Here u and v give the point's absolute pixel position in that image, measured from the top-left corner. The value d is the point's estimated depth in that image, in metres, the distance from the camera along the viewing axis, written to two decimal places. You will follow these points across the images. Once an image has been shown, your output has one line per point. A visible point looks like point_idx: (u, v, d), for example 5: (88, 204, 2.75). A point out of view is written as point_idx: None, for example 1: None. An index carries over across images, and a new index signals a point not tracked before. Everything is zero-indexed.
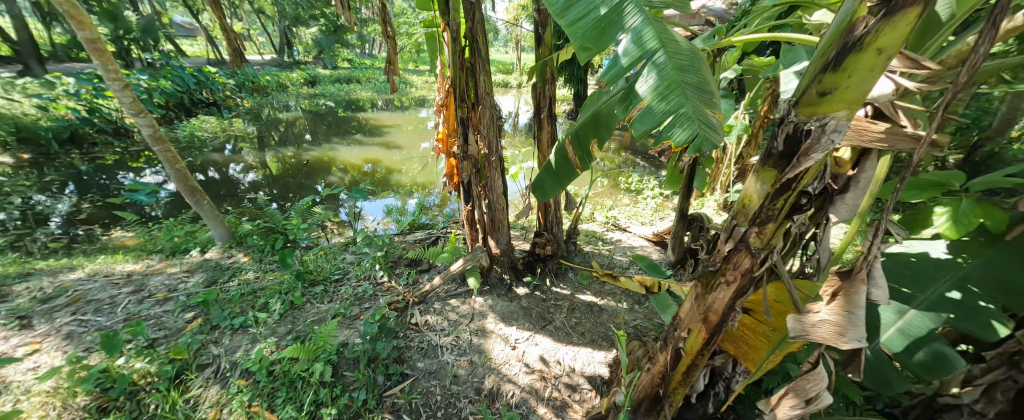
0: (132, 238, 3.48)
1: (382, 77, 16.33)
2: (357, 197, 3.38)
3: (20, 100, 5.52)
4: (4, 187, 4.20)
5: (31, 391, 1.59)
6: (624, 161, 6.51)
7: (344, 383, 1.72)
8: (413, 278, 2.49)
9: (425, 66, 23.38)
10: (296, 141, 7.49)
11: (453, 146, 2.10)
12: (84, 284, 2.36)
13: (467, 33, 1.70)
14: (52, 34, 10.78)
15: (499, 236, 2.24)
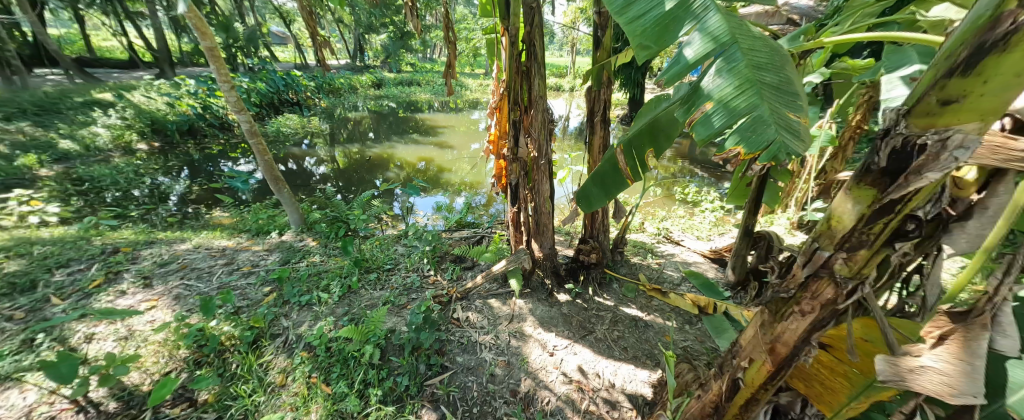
0: (227, 217, 4.02)
1: (441, 80, 17.13)
2: (410, 193, 3.55)
3: (156, 98, 6.66)
4: (139, 168, 5.09)
5: (148, 340, 1.89)
6: (681, 170, 6.13)
7: (390, 367, 1.82)
8: (458, 274, 2.57)
9: (481, 69, 24.09)
10: (361, 139, 8.11)
11: (503, 149, 2.11)
12: (191, 254, 2.77)
13: (525, 37, 1.72)
14: (180, 42, 12.83)
15: (544, 240, 2.22)
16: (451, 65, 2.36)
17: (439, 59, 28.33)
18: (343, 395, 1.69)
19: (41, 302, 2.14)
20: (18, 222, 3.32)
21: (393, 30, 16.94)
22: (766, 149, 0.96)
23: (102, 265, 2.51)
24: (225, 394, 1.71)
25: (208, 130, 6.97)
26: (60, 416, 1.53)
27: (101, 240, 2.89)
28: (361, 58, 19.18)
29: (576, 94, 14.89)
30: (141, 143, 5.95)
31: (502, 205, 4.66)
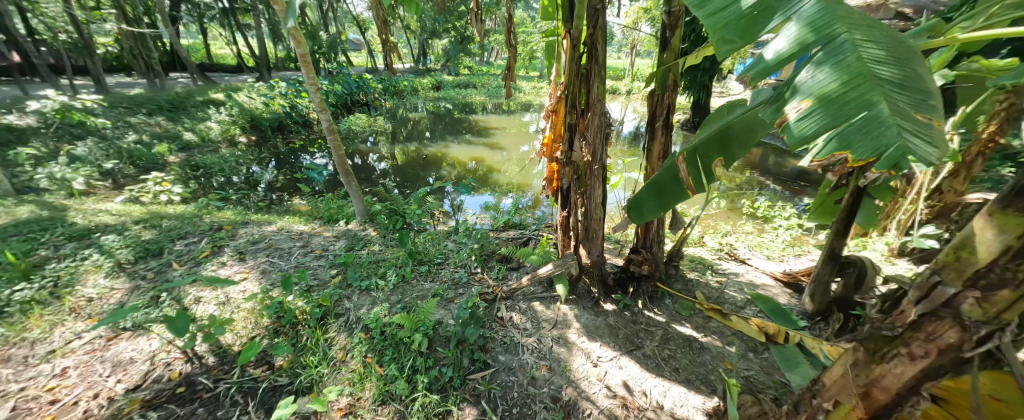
0: (303, 205, 4.50)
1: (496, 82, 17.52)
2: (461, 191, 3.67)
3: (256, 98, 7.68)
4: (239, 159, 5.90)
5: (240, 307, 2.19)
6: (750, 182, 5.59)
7: (436, 357, 1.89)
8: (503, 274, 2.59)
9: (535, 72, 24.18)
10: (418, 138, 8.58)
11: (557, 152, 2.09)
12: (275, 235, 3.15)
13: (587, 39, 1.67)
14: (274, 49, 14.62)
15: (593, 247, 2.15)
16: (511, 68, 2.39)
17: (496, 62, 28.92)
18: (393, 378, 1.79)
19: (165, 267, 2.58)
20: (151, 199, 4.03)
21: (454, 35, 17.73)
22: (884, 152, 0.81)
23: (209, 239, 2.95)
24: (297, 362, 1.90)
25: (293, 127, 7.87)
26: (174, 363, 1.84)
27: (209, 218, 3.40)
28: (424, 62, 20.33)
29: (632, 97, 14.29)
30: (242, 137, 6.90)
31: (549, 208, 4.62)
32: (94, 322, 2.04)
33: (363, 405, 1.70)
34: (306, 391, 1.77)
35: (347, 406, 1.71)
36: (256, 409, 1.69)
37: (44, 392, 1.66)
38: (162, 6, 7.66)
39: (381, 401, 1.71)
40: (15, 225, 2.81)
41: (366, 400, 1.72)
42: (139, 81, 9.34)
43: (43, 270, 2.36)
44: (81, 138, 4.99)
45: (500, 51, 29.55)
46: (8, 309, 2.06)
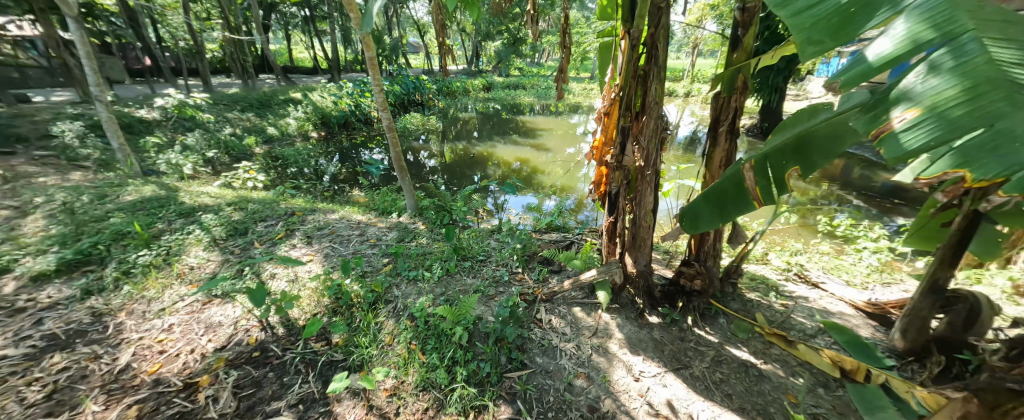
0: (361, 196, 4.86)
1: (546, 83, 17.47)
2: (506, 191, 3.71)
3: (327, 97, 8.44)
4: (310, 152, 6.53)
5: (305, 286, 2.42)
6: (827, 196, 4.99)
7: (475, 351, 1.94)
8: (544, 276, 2.57)
9: (586, 74, 23.73)
10: (466, 137, 8.83)
11: (607, 155, 2.01)
12: (337, 222, 3.43)
13: (647, 39, 1.59)
14: (343, 53, 15.92)
15: (640, 256, 2.04)
16: (563, 70, 2.34)
17: (547, 64, 28.84)
18: (434, 366, 1.86)
19: (248, 244, 2.93)
20: (239, 184, 4.60)
21: (507, 36, 18.03)
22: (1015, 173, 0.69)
23: (284, 223, 3.30)
24: (350, 341, 2.06)
25: (357, 124, 8.52)
26: (252, 330, 2.08)
27: (284, 204, 3.81)
28: (476, 63, 20.88)
29: (690, 100, 13.46)
30: (314, 132, 7.61)
31: (592, 213, 4.49)
32: (194, 287, 2.39)
33: (406, 389, 1.78)
34: (357, 369, 1.91)
35: (392, 388, 1.80)
36: (315, 379, 1.85)
37: (155, 343, 1.97)
38: (258, 16, 8.70)
39: (423, 388, 1.78)
40: (141, 201, 3.38)
41: (409, 384, 1.80)
42: (235, 82, 10.72)
43: (159, 241, 2.80)
44: (191, 131, 5.84)
45: (552, 53, 29.41)
46: (135, 269, 2.49)
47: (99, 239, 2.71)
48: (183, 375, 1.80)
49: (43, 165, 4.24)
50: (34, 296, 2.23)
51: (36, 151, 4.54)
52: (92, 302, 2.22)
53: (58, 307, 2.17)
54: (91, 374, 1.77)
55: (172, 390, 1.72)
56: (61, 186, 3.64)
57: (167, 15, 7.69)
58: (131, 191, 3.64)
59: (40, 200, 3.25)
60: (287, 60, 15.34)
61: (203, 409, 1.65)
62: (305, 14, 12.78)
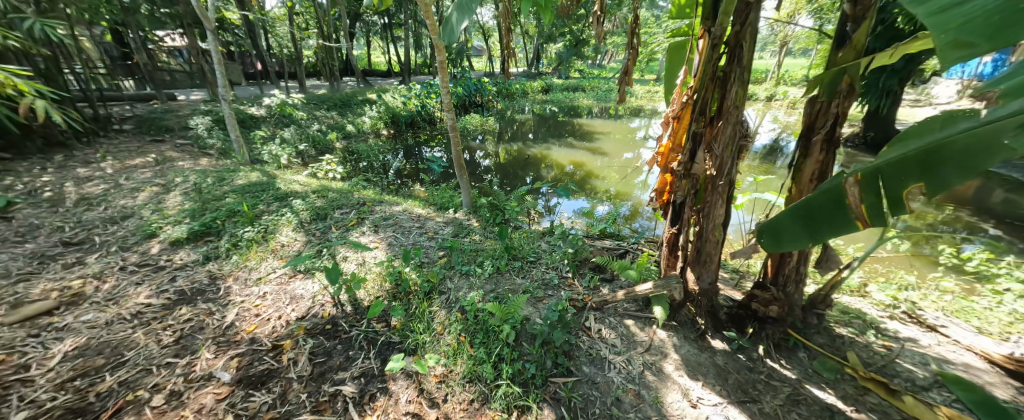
0: (422, 191, 5.18)
1: (606, 86, 16.97)
2: (560, 194, 3.68)
3: (399, 97, 9.12)
4: (380, 148, 7.11)
5: (371, 271, 2.65)
6: (953, 222, 4.14)
7: (522, 351, 1.95)
8: (595, 283, 2.50)
9: (651, 75, 22.58)
10: (522, 139, 8.92)
11: (672, 163, 1.88)
12: (400, 214, 3.69)
13: (731, 38, 1.47)
14: (413, 56, 17.06)
15: (704, 273, 1.90)
16: (627, 73, 2.21)
17: (609, 65, 27.99)
18: (481, 361, 1.92)
19: (326, 229, 3.29)
20: (321, 175, 5.18)
21: (570, 38, 17.93)
22: None
23: (357, 212, 3.64)
24: (406, 326, 2.20)
25: (423, 124, 9.08)
26: (326, 305, 2.34)
27: (356, 194, 4.20)
28: (536, 66, 21.04)
29: (772, 105, 12.11)
30: (385, 130, 8.26)
31: (650, 222, 4.26)
32: (284, 262, 2.74)
33: (453, 378, 1.86)
34: (412, 352, 2.03)
35: (441, 375, 1.88)
36: (375, 356, 2.00)
37: (252, 307, 2.31)
38: (346, 25, 9.69)
39: (470, 379, 1.85)
40: (247, 185, 3.98)
41: (457, 374, 1.88)
42: (323, 84, 12.07)
43: (260, 219, 3.28)
44: (288, 126, 6.70)
45: (615, 54, 28.46)
46: (242, 243, 2.94)
47: (216, 215, 3.24)
48: (271, 337, 2.08)
49: (182, 151, 5.18)
50: (171, 257, 2.75)
51: (178, 140, 5.56)
52: (210, 267, 2.68)
53: (187, 268, 2.64)
54: (206, 326, 2.13)
55: (262, 348, 1.99)
56: (192, 169, 4.42)
57: (276, 25, 8.90)
58: (241, 176, 4.30)
59: (177, 180, 3.99)
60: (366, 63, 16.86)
61: (286, 368, 1.89)
62: (384, 22, 13.93)
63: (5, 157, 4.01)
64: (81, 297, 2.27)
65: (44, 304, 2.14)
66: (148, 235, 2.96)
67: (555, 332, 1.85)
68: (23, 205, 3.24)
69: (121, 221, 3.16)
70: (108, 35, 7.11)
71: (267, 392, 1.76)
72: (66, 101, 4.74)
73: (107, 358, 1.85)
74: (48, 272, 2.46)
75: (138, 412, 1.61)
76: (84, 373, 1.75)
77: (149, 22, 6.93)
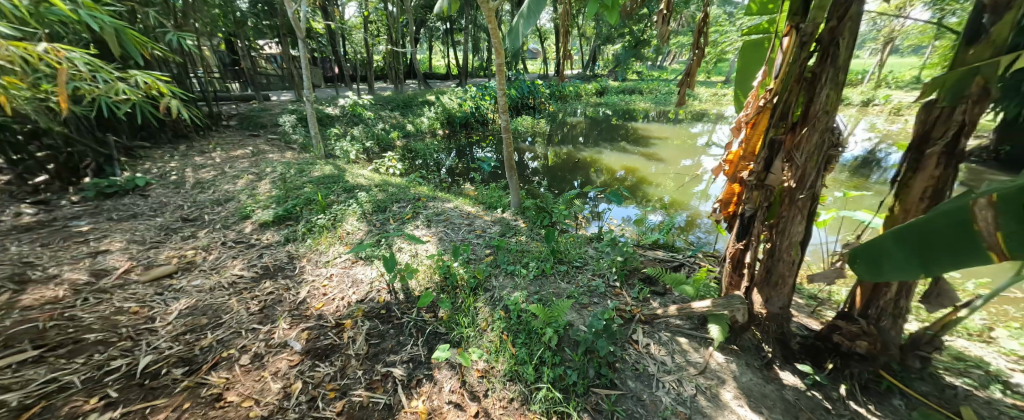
0: (472, 190, 5.34)
1: (667, 88, 16.11)
2: (610, 199, 3.57)
3: (455, 98, 9.49)
4: (435, 147, 7.47)
5: (422, 263, 2.79)
6: None
7: (563, 356, 1.94)
8: (645, 295, 2.40)
9: (719, 77, 20.96)
10: (572, 142, 8.80)
11: (742, 172, 1.70)
12: (451, 211, 3.85)
13: (824, 36, 1.32)
14: (471, 59, 17.65)
15: (774, 295, 1.73)
16: (688, 75, 2.06)
17: (672, 66, 26.51)
18: (523, 361, 1.93)
19: (385, 220, 3.53)
20: (382, 170, 5.56)
21: (630, 39, 17.32)
22: None
23: (412, 206, 3.86)
24: (452, 318, 2.29)
25: (476, 125, 9.36)
26: (381, 291, 2.51)
27: (411, 190, 4.46)
28: (591, 68, 20.64)
29: (867, 111, 10.59)
30: (441, 130, 8.65)
31: (708, 235, 3.98)
32: (348, 249, 3.00)
33: (495, 374, 1.89)
34: (456, 344, 2.10)
35: (483, 370, 1.93)
36: (422, 344, 2.11)
37: (320, 287, 2.56)
38: (412, 31, 10.29)
39: (511, 378, 1.87)
40: (319, 177, 4.41)
41: (498, 371, 1.91)
42: (388, 86, 12.97)
43: (331, 208, 3.61)
44: (357, 125, 7.29)
45: (678, 54, 26.86)
46: (313, 229, 3.27)
47: (295, 202, 3.63)
48: (334, 315, 2.29)
49: (271, 145, 5.90)
50: (259, 237, 3.14)
51: (269, 135, 6.33)
52: (289, 248, 3.02)
53: (271, 248, 3.01)
54: (283, 300, 2.41)
55: (327, 325, 2.20)
56: (279, 161, 5.01)
57: (352, 33, 9.74)
58: (316, 168, 4.78)
59: (266, 171, 4.54)
60: (428, 66, 17.79)
61: (347, 344, 2.07)
62: (446, 27, 14.58)
63: (146, 146, 4.89)
64: (193, 264, 2.69)
65: (167, 268, 2.57)
66: (243, 216, 3.42)
67: (599, 341, 1.81)
68: (154, 186, 3.93)
69: (224, 203, 3.69)
70: (221, 45, 8.32)
71: (330, 364, 1.93)
72: (190, 100, 5.64)
73: (209, 318, 2.17)
74: (171, 242, 2.95)
75: (230, 367, 1.85)
76: (193, 329, 2.07)
77: (252, 33, 7.98)
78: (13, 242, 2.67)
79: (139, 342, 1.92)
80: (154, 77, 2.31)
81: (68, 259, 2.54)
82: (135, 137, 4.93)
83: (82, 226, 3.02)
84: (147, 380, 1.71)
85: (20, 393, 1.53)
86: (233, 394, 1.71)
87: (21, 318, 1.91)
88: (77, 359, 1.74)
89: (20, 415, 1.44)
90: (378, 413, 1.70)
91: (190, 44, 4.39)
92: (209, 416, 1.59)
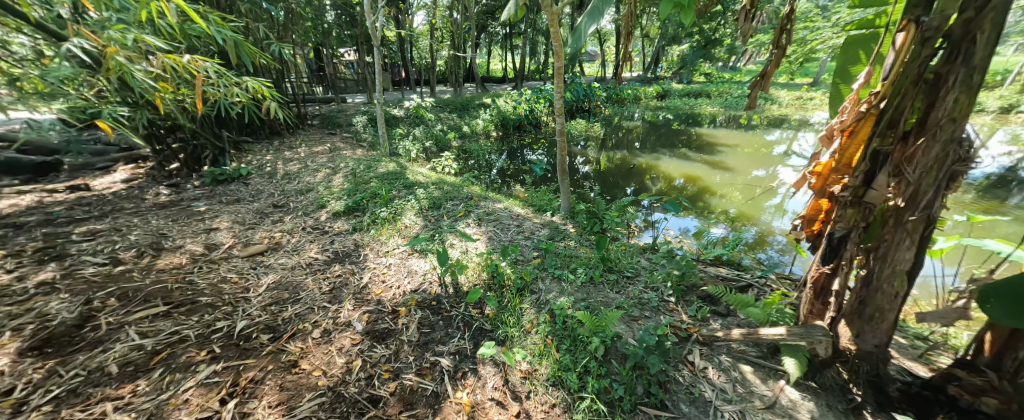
0: (522, 191, 5.41)
1: (739, 90, 14.84)
2: (667, 208, 3.38)
3: (511, 101, 9.65)
4: (489, 149, 7.68)
5: (472, 260, 2.89)
6: None
7: (610, 368, 1.89)
8: (704, 315, 2.24)
9: (804, 79, 18.77)
10: (627, 147, 8.49)
11: (833, 186, 1.48)
12: (502, 211, 3.93)
13: (956, 30, 1.11)
14: (528, 63, 17.84)
15: (868, 329, 1.50)
16: (766, 75, 1.86)
17: (747, 67, 24.27)
18: (567, 367, 1.91)
19: (439, 217, 3.70)
20: (439, 169, 5.83)
21: (699, 38, 16.24)
22: None
23: (465, 204, 4.01)
24: (498, 317, 2.33)
25: (530, 127, 9.44)
26: (433, 284, 2.64)
27: (465, 189, 4.63)
28: (654, 70, 19.76)
29: (1005, 120, 8.75)
30: (495, 132, 8.86)
31: (780, 254, 3.60)
32: (406, 241, 3.20)
33: (538, 378, 1.90)
34: (501, 343, 2.14)
35: (526, 371, 1.94)
36: (469, 339, 2.19)
37: (379, 276, 2.76)
38: (474, 36, 10.66)
39: (554, 383, 1.86)
40: (384, 173, 4.76)
41: (541, 374, 1.91)
42: (448, 90, 13.59)
43: (392, 202, 3.87)
44: (418, 126, 7.80)
45: (756, 54, 24.51)
46: (377, 221, 3.54)
47: (363, 196, 3.96)
48: (391, 302, 2.46)
49: (345, 143, 6.49)
50: (331, 226, 3.48)
51: (343, 134, 6.98)
52: (355, 237, 3.31)
53: (340, 235, 3.32)
54: (349, 283, 2.65)
55: (385, 310, 2.38)
56: (350, 157, 5.49)
57: (419, 39, 10.36)
58: (382, 165, 5.16)
59: (340, 166, 5.01)
60: (487, 69, 18.31)
61: (402, 330, 2.22)
62: (505, 32, 14.89)
63: (248, 141, 5.68)
64: (279, 246, 3.06)
65: (260, 247, 2.97)
66: (320, 206, 3.82)
67: (650, 357, 1.73)
68: (253, 176, 4.54)
69: (304, 193, 4.14)
70: (310, 53, 9.37)
71: (386, 347, 2.08)
72: (284, 101, 6.42)
73: (289, 294, 2.46)
74: (264, 225, 3.39)
75: (304, 339, 2.08)
76: (277, 301, 2.37)
77: (335, 42, 8.87)
78: (153, 216, 3.27)
79: (237, 308, 2.24)
80: (263, 82, 2.70)
81: (190, 232, 3.05)
82: (241, 133, 5.75)
83: (200, 206, 3.60)
84: (241, 341, 1.99)
85: (152, 340, 1.87)
86: (306, 363, 1.91)
87: (156, 279, 2.34)
88: (193, 317, 2.08)
89: (152, 358, 1.77)
90: (426, 399, 1.79)
91: (289, 54, 5.02)
92: (286, 379, 1.79)
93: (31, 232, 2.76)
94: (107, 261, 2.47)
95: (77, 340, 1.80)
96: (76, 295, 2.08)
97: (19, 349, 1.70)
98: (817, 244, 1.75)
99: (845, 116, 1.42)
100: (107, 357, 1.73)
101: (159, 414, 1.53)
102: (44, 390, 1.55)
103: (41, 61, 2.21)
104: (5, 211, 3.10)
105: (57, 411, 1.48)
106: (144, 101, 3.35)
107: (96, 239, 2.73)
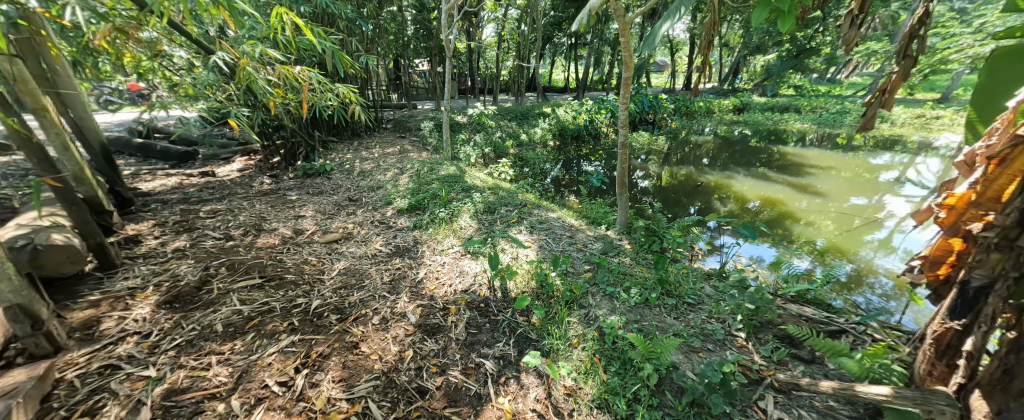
0: (576, 202, 5.32)
1: (836, 105, 13.03)
2: (742, 233, 3.06)
3: (571, 110, 9.59)
4: (545, 158, 7.69)
5: (522, 267, 2.89)
6: None
7: (663, 400, 1.76)
8: (781, 357, 1.98)
9: (927, 94, 15.89)
10: (695, 163, 7.92)
11: (973, 224, 1.23)
12: (554, 221, 3.89)
13: None
14: (592, 73, 17.62)
15: (1015, 406, 1.14)
16: (888, 89, 1.60)
17: (848, 80, 21.11)
18: (615, 390, 1.82)
19: (493, 221, 3.77)
20: (496, 175, 5.96)
21: (791, 47, 14.68)
22: None
23: (518, 211, 4.05)
24: (543, 327, 2.30)
25: (590, 138, 9.27)
26: (483, 287, 2.70)
27: (518, 196, 4.68)
28: (731, 81, 18.24)
29: None
30: (553, 141, 8.84)
31: (883, 298, 3.06)
32: (460, 242, 3.31)
33: (582, 396, 1.83)
34: (546, 354, 2.11)
35: (570, 388, 1.88)
36: (513, 345, 2.19)
37: (434, 272, 2.88)
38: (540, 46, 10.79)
39: (598, 405, 1.78)
40: (446, 175, 5.00)
41: (586, 394, 1.84)
42: (509, 99, 13.91)
43: (451, 203, 4.04)
44: (479, 133, 8.12)
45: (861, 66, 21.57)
46: (435, 220, 3.72)
47: (424, 196, 4.20)
48: (443, 300, 2.56)
49: (413, 145, 6.96)
50: (395, 221, 3.73)
51: (412, 137, 7.50)
52: (415, 233, 3.51)
53: (402, 231, 3.54)
54: (406, 276, 2.82)
55: (436, 306, 2.47)
56: (416, 159, 5.86)
57: (487, 49, 10.82)
58: (443, 168, 5.43)
59: (407, 167, 5.37)
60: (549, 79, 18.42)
61: (451, 327, 2.29)
62: (571, 43, 14.86)
63: (332, 140, 6.37)
64: (351, 236, 3.36)
65: (336, 235, 3.29)
66: (387, 203, 4.13)
67: (712, 396, 1.58)
68: (334, 171, 5.07)
69: (375, 189, 4.52)
70: (389, 63, 10.26)
71: (436, 342, 2.16)
72: (366, 106, 7.08)
73: (356, 280, 2.68)
74: (340, 215, 3.76)
75: (365, 323, 2.24)
76: (345, 286, 2.59)
77: (412, 53, 9.60)
78: (257, 201, 3.81)
79: (313, 288, 2.49)
80: (352, 87, 2.98)
81: (283, 218, 3.49)
82: (329, 132, 6.47)
83: (292, 196, 4.11)
84: (315, 318, 2.21)
85: (248, 307, 2.17)
86: (365, 346, 2.06)
87: (255, 254, 2.72)
88: (280, 291, 2.37)
89: (247, 323, 2.05)
90: (470, 399, 1.82)
91: (374, 63, 5.52)
92: (348, 358, 1.95)
93: (173, 207, 3.38)
94: (222, 236, 2.94)
95: (196, 299, 2.16)
96: (199, 262, 2.50)
97: (157, 301, 2.09)
98: (943, 293, 1.46)
99: (993, 141, 1.15)
100: (215, 317, 2.05)
101: (249, 373, 1.76)
102: (171, 337, 1.87)
103: (193, 70, 2.73)
104: (156, 189, 3.85)
105: (178, 357, 1.77)
106: (260, 104, 3.93)
107: (216, 217, 3.26)
